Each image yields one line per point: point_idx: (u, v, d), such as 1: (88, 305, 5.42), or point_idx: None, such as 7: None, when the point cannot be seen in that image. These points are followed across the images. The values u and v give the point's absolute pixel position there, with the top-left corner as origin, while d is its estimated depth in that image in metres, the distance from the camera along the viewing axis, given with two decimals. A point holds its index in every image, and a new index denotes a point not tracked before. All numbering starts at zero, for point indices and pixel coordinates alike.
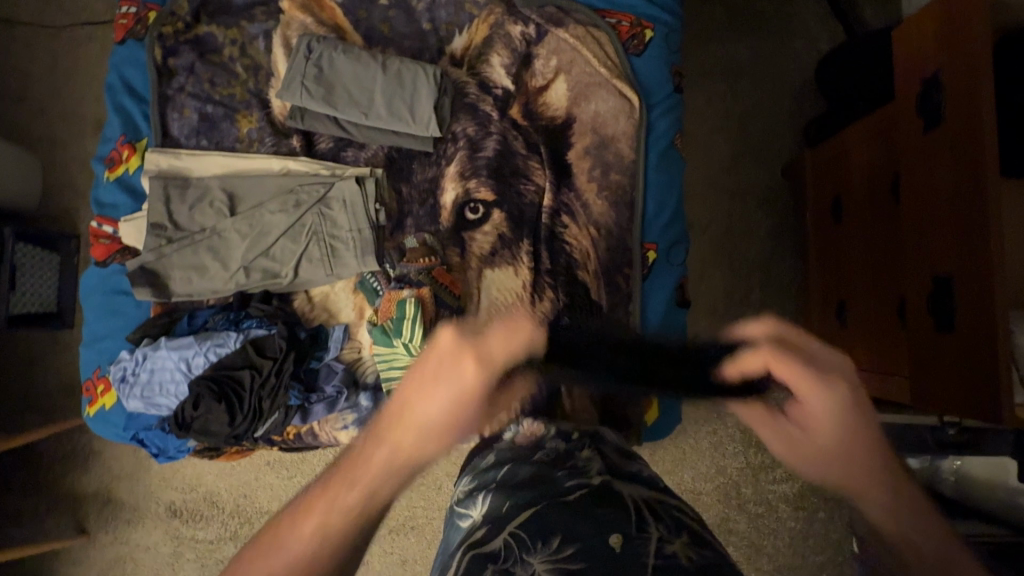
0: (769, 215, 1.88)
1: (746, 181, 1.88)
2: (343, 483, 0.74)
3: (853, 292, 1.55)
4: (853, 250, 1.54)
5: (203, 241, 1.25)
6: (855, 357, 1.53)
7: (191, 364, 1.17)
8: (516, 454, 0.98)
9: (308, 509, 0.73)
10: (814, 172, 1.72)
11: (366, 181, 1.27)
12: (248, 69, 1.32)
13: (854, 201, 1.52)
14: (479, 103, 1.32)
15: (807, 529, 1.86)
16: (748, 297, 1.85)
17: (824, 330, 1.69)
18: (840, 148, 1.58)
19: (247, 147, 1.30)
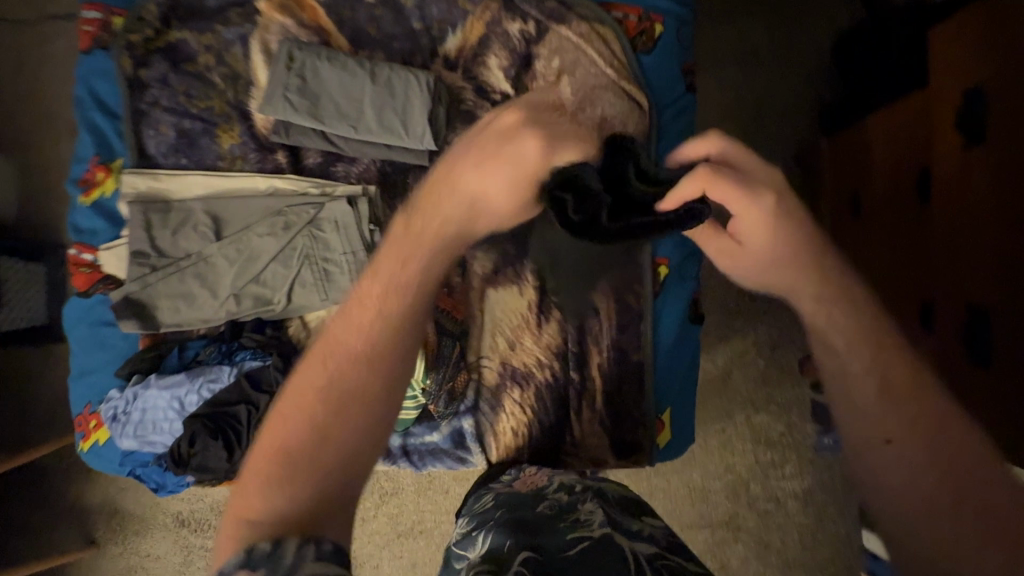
0: None
1: None
2: (386, 277, 0.78)
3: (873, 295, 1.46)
4: (871, 257, 1.41)
5: (189, 267, 1.18)
6: None
7: (185, 402, 1.12)
8: (517, 501, 0.96)
9: (357, 304, 0.76)
10: (832, 167, 1.60)
11: (358, 201, 1.18)
12: (226, 79, 1.22)
13: (875, 202, 1.39)
14: (477, 110, 1.23)
15: (817, 524, 1.81)
16: None
17: None
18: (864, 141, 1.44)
19: (230, 166, 1.22)
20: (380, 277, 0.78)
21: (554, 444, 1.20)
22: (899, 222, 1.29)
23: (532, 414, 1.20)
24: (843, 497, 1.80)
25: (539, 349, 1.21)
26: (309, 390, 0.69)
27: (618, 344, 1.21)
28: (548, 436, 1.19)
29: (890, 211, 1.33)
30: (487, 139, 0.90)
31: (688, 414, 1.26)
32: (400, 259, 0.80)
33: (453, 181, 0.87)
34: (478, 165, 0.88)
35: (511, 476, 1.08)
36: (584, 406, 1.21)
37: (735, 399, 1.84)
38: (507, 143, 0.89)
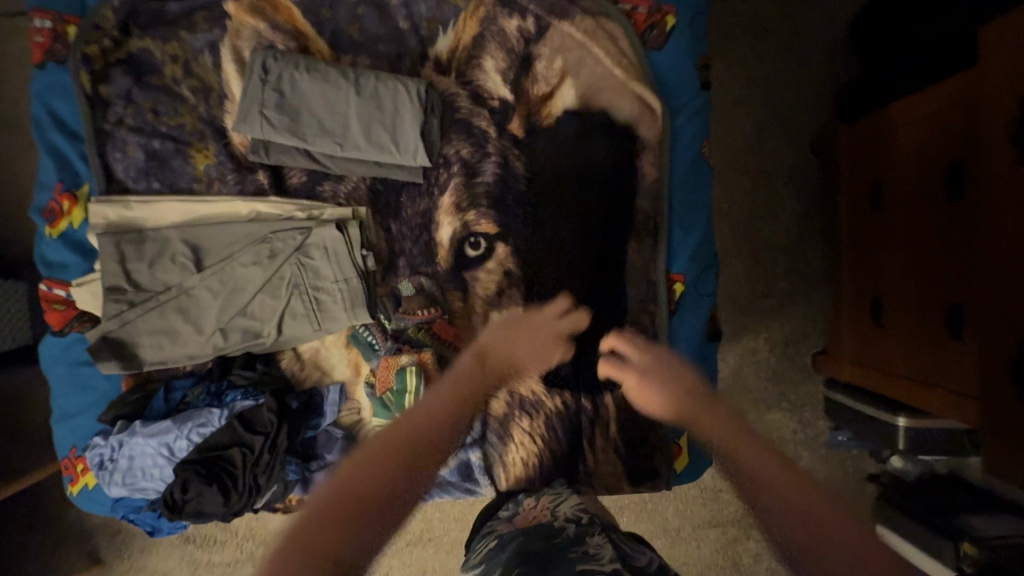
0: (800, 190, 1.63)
1: (773, 157, 1.62)
2: (467, 393, 0.90)
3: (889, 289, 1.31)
4: (891, 256, 1.31)
5: (171, 301, 1.10)
6: (890, 366, 1.31)
7: (174, 448, 1.05)
8: (523, 532, 0.86)
9: (435, 398, 0.87)
10: (847, 155, 1.47)
11: (348, 226, 1.09)
12: (196, 92, 1.11)
13: (895, 195, 1.28)
14: (473, 119, 1.13)
15: None
16: (773, 285, 1.64)
17: (858, 331, 1.45)
18: (883, 126, 1.32)
19: (208, 189, 1.12)
20: (465, 379, 0.92)
21: (567, 475, 1.14)
22: (920, 216, 1.20)
23: (542, 444, 1.14)
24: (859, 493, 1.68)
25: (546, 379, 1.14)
26: (380, 460, 0.74)
27: None
28: (560, 467, 1.13)
29: (910, 209, 1.23)
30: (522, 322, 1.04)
31: None
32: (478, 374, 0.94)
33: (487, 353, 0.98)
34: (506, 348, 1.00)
35: (510, 511, 0.97)
36: (597, 433, 1.15)
37: (746, 398, 1.65)
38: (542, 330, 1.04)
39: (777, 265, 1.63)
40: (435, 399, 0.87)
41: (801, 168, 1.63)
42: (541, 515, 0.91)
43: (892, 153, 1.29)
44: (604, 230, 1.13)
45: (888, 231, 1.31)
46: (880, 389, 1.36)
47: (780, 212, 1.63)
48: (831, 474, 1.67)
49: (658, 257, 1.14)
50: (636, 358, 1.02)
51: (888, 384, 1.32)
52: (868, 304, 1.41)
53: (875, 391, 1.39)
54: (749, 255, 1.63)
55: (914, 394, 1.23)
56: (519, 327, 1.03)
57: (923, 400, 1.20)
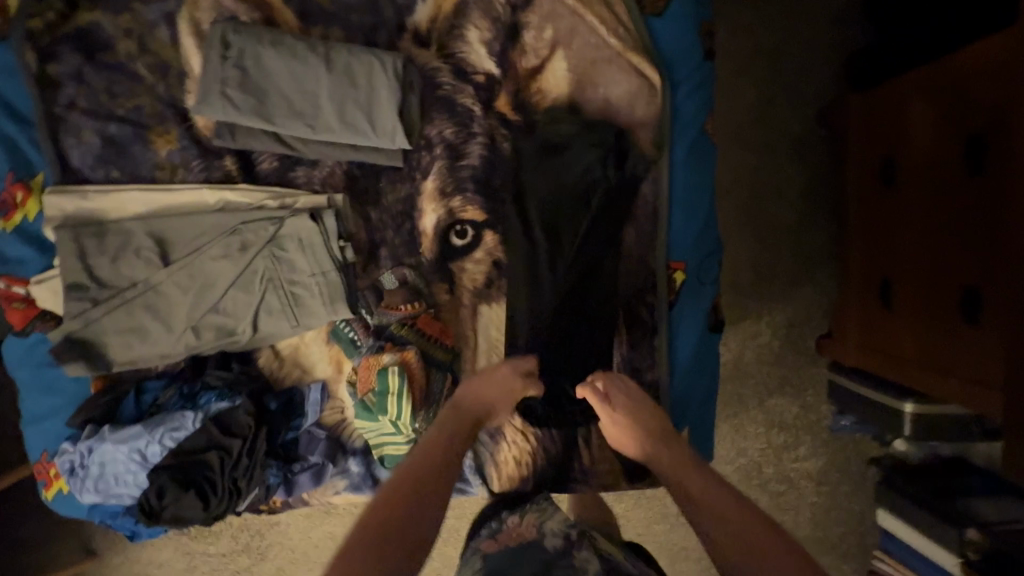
0: (808, 167, 1.54)
1: (779, 132, 1.53)
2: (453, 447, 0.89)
3: (901, 267, 1.22)
4: (902, 234, 1.22)
5: (138, 298, 1.03)
6: (901, 349, 1.23)
7: (146, 454, 1.00)
8: (510, 552, 0.82)
9: (423, 456, 0.86)
10: (856, 125, 1.36)
11: (323, 215, 1.02)
12: (154, 71, 1.02)
13: (909, 169, 1.19)
14: (457, 96, 1.04)
15: (830, 503, 1.62)
16: (777, 267, 1.56)
17: (863, 312, 1.36)
18: (898, 94, 1.22)
19: (172, 177, 1.04)
20: (452, 431, 0.91)
21: (561, 472, 1.09)
22: (938, 191, 1.11)
23: (535, 442, 1.09)
24: (862, 478, 1.62)
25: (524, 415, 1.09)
26: (377, 538, 0.74)
27: (627, 361, 1.09)
28: (554, 465, 1.09)
29: (926, 183, 1.14)
30: (491, 373, 0.99)
31: (707, 429, 1.14)
32: (462, 424, 0.93)
33: (462, 405, 0.95)
34: (480, 399, 0.96)
35: (492, 528, 0.89)
36: (592, 429, 1.10)
37: (747, 382, 1.59)
38: (513, 377, 1.00)
39: (782, 247, 1.55)
40: (423, 458, 0.86)
41: (808, 143, 1.54)
42: (526, 537, 0.84)
43: (906, 123, 1.20)
44: (601, 216, 1.05)
45: (901, 205, 1.21)
46: (888, 375, 1.28)
47: (785, 190, 1.54)
48: (834, 459, 1.62)
49: (657, 243, 1.07)
50: (608, 391, 0.99)
51: (897, 369, 1.24)
52: (876, 284, 1.31)
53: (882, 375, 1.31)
54: (753, 236, 1.55)
55: (927, 379, 1.15)
56: (492, 378, 0.99)
57: (937, 386, 1.13)
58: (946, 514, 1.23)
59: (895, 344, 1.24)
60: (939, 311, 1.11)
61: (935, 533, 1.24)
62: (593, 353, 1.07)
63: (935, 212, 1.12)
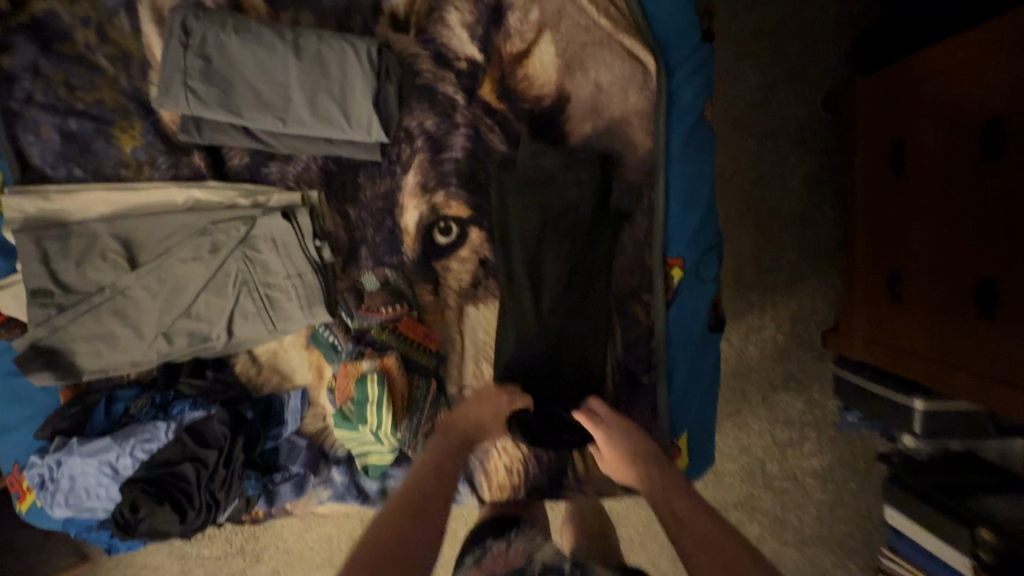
0: (813, 155, 1.47)
1: (783, 118, 1.46)
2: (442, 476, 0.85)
3: (912, 257, 1.15)
4: (912, 224, 1.14)
5: (105, 304, 0.97)
6: (913, 344, 1.15)
7: (117, 466, 0.96)
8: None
9: (411, 488, 0.82)
10: (863, 108, 1.29)
11: (297, 213, 0.96)
12: (115, 62, 0.96)
13: (921, 154, 1.11)
14: (438, 84, 0.97)
15: (836, 500, 1.57)
16: (779, 260, 1.49)
17: (870, 305, 1.29)
18: (909, 74, 1.15)
19: (138, 175, 0.98)
20: (441, 459, 0.87)
21: (553, 480, 1.04)
22: (953, 177, 1.04)
23: (525, 449, 1.04)
24: (869, 474, 1.56)
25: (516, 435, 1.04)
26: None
27: (621, 364, 1.04)
28: (546, 473, 1.04)
29: (941, 169, 1.07)
30: (479, 394, 0.95)
31: (707, 432, 1.09)
32: (450, 449, 0.89)
33: (449, 429, 0.91)
34: (469, 421, 0.92)
35: (474, 556, 0.87)
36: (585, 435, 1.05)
37: (750, 378, 1.53)
38: (500, 394, 0.95)
39: (785, 239, 1.48)
40: (411, 491, 0.82)
41: (813, 129, 1.46)
42: (511, 568, 0.81)
43: (919, 105, 1.12)
44: (593, 211, 0.99)
45: (912, 192, 1.14)
46: (901, 371, 1.20)
47: (789, 179, 1.47)
48: (840, 455, 1.56)
49: (652, 239, 1.01)
50: (603, 422, 0.95)
51: (905, 364, 1.18)
52: (884, 275, 1.24)
53: (889, 370, 1.25)
54: (754, 228, 1.48)
55: (939, 375, 1.09)
56: (487, 400, 0.94)
57: (950, 382, 1.07)
58: (952, 513, 1.18)
59: (906, 339, 1.17)
60: (955, 304, 1.04)
61: (944, 533, 1.19)
62: (586, 356, 1.01)
63: (950, 199, 1.04)
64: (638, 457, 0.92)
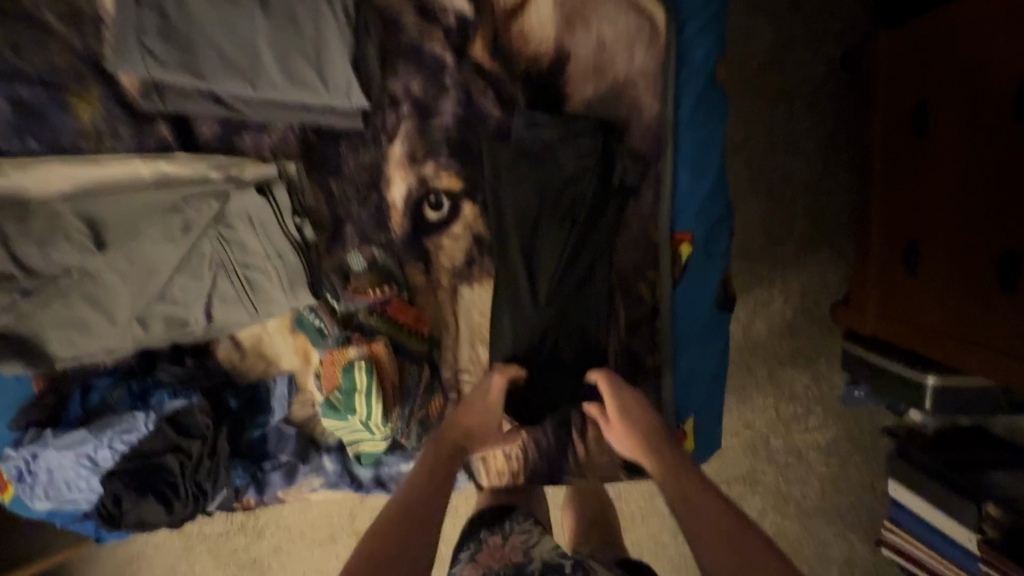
0: (830, 118, 1.37)
1: (799, 78, 1.35)
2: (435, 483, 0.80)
3: (931, 227, 1.07)
4: (934, 191, 1.06)
5: (74, 288, 0.90)
6: (928, 319, 1.08)
7: (96, 459, 0.91)
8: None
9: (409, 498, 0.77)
10: (885, 66, 1.19)
11: (273, 189, 0.89)
12: (64, 19, 0.86)
13: (949, 115, 1.02)
14: (424, 43, 0.88)
15: (840, 474, 1.48)
16: (790, 229, 1.41)
17: (885, 279, 1.21)
18: (939, 26, 1.04)
19: (98, 147, 0.90)
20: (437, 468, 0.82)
21: (554, 467, 1.00)
22: (986, 141, 0.95)
23: (524, 435, 1.00)
24: (875, 449, 1.47)
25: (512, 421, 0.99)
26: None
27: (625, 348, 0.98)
28: (546, 461, 1.00)
29: (972, 132, 0.97)
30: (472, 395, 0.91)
31: (714, 416, 1.04)
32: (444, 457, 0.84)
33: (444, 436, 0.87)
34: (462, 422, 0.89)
35: (470, 550, 0.85)
36: (587, 422, 1.00)
37: (757, 353, 1.45)
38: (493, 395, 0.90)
39: (798, 209, 1.40)
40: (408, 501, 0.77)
41: (830, 90, 1.36)
42: (509, 563, 0.80)
43: (949, 61, 1.02)
44: (596, 182, 0.90)
45: (934, 157, 1.05)
46: (918, 347, 1.12)
47: (802, 145, 1.38)
48: (849, 429, 1.47)
49: (658, 212, 0.93)
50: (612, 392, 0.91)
51: (919, 339, 1.11)
52: (901, 245, 1.16)
53: (902, 345, 1.18)
54: (766, 197, 1.40)
55: (956, 351, 1.02)
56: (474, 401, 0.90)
57: (968, 358, 1.00)
58: (959, 487, 1.12)
59: (922, 315, 1.10)
60: (975, 276, 0.97)
61: (947, 504, 1.13)
62: (588, 338, 0.96)
63: (978, 165, 0.96)
64: (651, 438, 0.87)
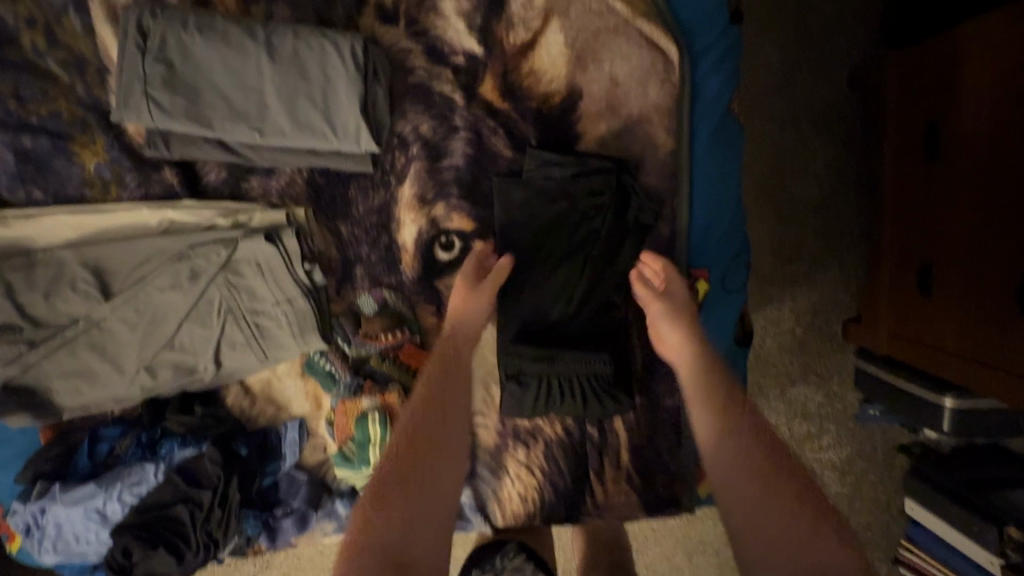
0: (840, 136, 1.34)
1: (810, 96, 1.32)
2: (452, 415, 0.76)
3: (945, 246, 1.04)
4: (946, 212, 1.04)
5: (81, 338, 0.88)
6: (946, 341, 1.05)
7: (105, 512, 0.88)
8: None
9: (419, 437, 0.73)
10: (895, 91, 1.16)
11: (283, 235, 0.87)
12: (68, 67, 0.85)
13: (963, 135, 0.99)
14: (433, 83, 0.87)
15: (856, 494, 1.45)
16: (801, 250, 1.36)
17: (898, 300, 1.18)
18: (946, 44, 1.03)
19: (104, 195, 0.89)
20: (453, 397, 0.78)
21: (570, 508, 0.97)
22: (1000, 157, 0.92)
23: (541, 477, 0.97)
24: (891, 470, 1.44)
25: (529, 461, 0.97)
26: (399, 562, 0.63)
27: (644, 387, 0.94)
28: (563, 501, 0.97)
29: (985, 152, 0.95)
30: (463, 288, 0.86)
31: None
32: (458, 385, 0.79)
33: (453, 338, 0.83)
34: (466, 326, 0.84)
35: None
36: (605, 463, 0.96)
37: (771, 374, 1.41)
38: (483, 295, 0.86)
39: (810, 228, 1.36)
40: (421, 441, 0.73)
41: (841, 111, 1.33)
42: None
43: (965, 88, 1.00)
44: (610, 220, 0.88)
45: (948, 173, 1.03)
46: (934, 369, 1.09)
47: (813, 166, 1.34)
48: (863, 449, 1.44)
49: (675, 247, 0.91)
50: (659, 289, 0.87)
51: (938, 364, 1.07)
52: (912, 270, 1.14)
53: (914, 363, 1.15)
54: (776, 216, 1.36)
55: (972, 377, 1.00)
56: (461, 294, 0.86)
57: (982, 386, 0.99)
58: (981, 511, 1.08)
59: (935, 333, 1.08)
60: (996, 295, 0.94)
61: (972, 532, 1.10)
62: (623, 378, 0.91)
63: (992, 179, 0.94)
64: (712, 387, 0.78)
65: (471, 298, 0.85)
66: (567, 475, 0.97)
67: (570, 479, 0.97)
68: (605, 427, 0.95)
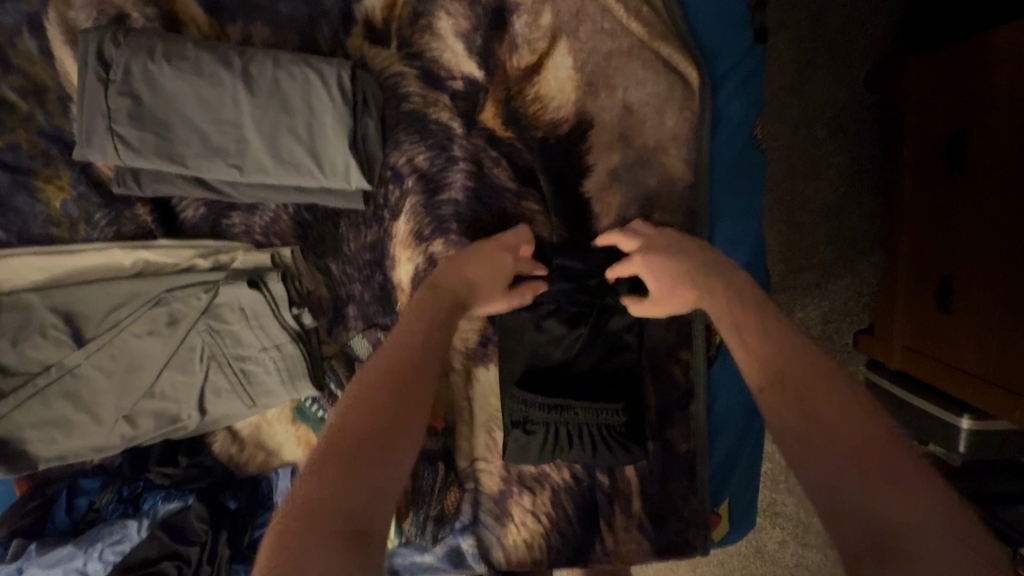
0: (865, 118, 1.05)
1: (839, 65, 1.03)
2: (424, 370, 0.61)
3: (977, 244, 0.79)
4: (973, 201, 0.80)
5: (49, 389, 0.81)
6: (973, 363, 0.81)
7: (86, 573, 0.82)
8: None
9: (369, 401, 0.57)
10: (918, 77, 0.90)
11: (269, 280, 0.82)
12: (26, 95, 0.77)
13: (1003, 104, 0.76)
14: (429, 111, 0.80)
15: None
16: (810, 253, 1.08)
17: (915, 319, 0.92)
18: None
19: (72, 234, 0.82)
20: (420, 351, 0.63)
21: (579, 559, 0.91)
22: None
23: (549, 524, 0.91)
24: None
25: (535, 509, 0.91)
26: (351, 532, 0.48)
27: (657, 431, 0.90)
28: (570, 550, 0.91)
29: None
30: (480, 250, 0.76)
31: (749, 498, 0.96)
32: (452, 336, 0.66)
33: (456, 293, 0.72)
34: (475, 281, 0.73)
35: None
36: (615, 510, 0.91)
37: None
38: (508, 254, 0.76)
39: (821, 227, 1.07)
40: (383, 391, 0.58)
41: (856, 114, 1.04)
42: None
43: (1011, 59, 0.74)
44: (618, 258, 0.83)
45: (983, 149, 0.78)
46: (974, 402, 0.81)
47: (824, 168, 1.06)
48: None
49: None
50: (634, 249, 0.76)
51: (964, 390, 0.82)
52: (932, 287, 0.88)
53: (939, 386, 0.88)
54: (784, 209, 1.07)
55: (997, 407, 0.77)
56: (484, 255, 0.75)
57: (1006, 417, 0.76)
58: None
59: (962, 349, 0.83)
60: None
61: None
62: (637, 426, 0.85)
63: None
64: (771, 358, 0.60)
65: (498, 267, 0.75)
66: (577, 524, 0.91)
67: (580, 528, 0.91)
68: (614, 472, 0.90)
